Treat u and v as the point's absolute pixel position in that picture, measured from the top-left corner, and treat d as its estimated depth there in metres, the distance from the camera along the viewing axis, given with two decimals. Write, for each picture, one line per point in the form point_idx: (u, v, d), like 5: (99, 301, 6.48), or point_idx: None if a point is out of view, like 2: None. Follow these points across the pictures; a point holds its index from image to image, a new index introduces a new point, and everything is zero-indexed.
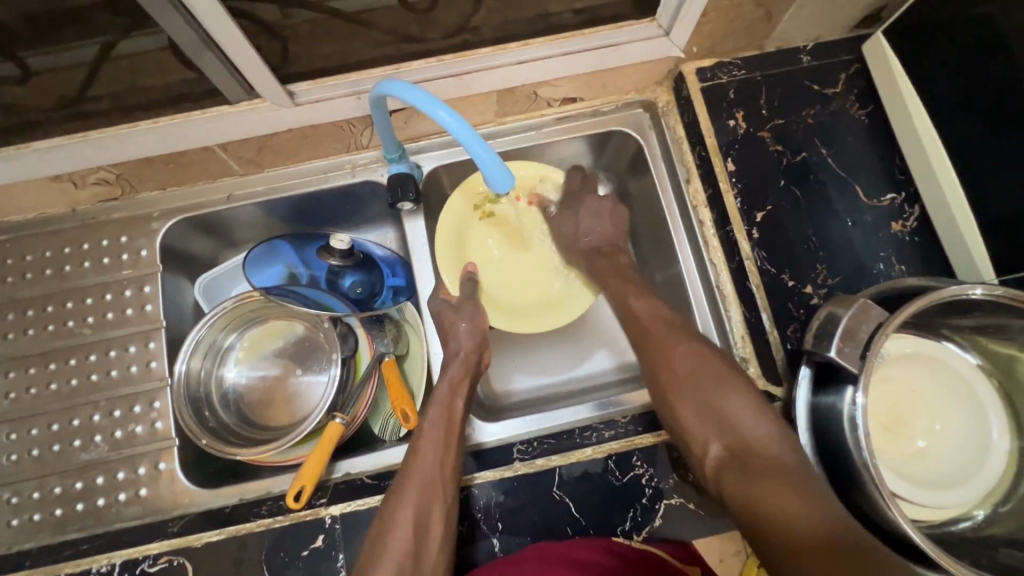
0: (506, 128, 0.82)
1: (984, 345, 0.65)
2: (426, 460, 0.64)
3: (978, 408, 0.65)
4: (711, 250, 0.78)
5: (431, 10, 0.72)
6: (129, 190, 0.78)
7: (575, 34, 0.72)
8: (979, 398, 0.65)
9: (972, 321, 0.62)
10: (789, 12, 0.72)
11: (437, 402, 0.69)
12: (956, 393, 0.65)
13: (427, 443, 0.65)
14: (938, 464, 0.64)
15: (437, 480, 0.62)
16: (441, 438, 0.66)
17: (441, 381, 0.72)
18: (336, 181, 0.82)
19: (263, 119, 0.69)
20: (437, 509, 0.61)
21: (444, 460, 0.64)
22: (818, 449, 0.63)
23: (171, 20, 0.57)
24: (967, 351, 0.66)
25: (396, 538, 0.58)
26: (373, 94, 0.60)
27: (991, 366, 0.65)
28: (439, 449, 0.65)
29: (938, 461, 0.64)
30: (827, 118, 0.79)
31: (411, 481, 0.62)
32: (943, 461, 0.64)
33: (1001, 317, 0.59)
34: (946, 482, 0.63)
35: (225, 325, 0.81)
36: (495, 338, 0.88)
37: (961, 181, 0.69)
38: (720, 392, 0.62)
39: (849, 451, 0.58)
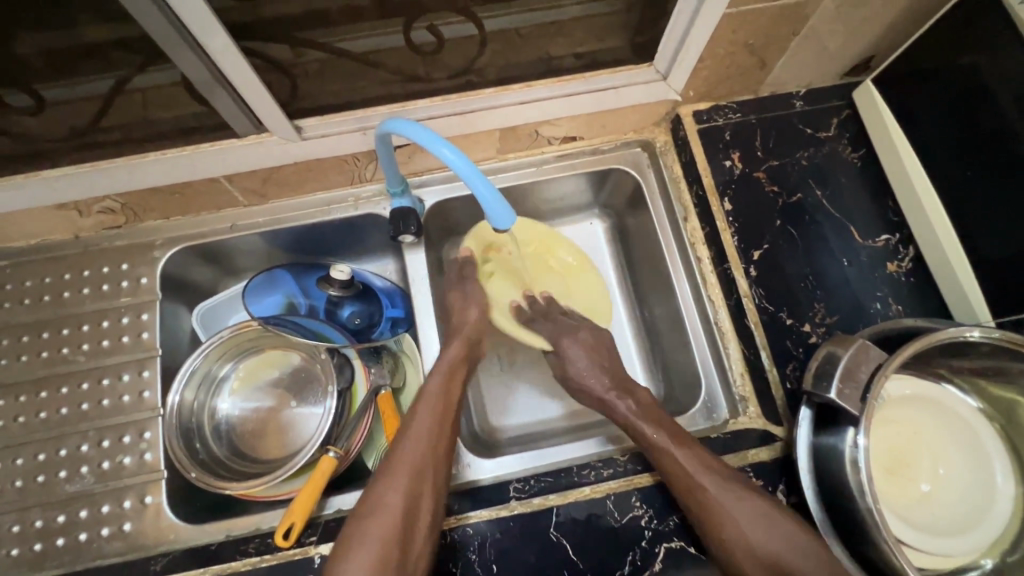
0: (507, 164, 0.84)
1: (984, 389, 0.65)
2: (415, 447, 0.64)
3: (983, 453, 0.64)
4: (709, 287, 0.79)
5: (437, 52, 0.73)
6: (133, 218, 0.79)
7: (576, 77, 0.74)
8: (982, 441, 0.64)
9: (971, 363, 0.62)
10: (781, 59, 0.75)
11: (434, 384, 0.70)
12: (959, 437, 0.64)
13: (416, 429, 0.66)
14: (944, 510, 0.62)
15: (425, 464, 0.63)
16: (430, 426, 0.66)
17: (438, 365, 0.73)
18: (339, 213, 0.83)
19: (270, 152, 0.71)
20: (426, 494, 0.61)
21: (433, 445, 0.65)
22: (820, 492, 0.62)
23: (187, 57, 0.59)
24: (967, 394, 0.66)
25: (383, 521, 0.59)
26: (378, 131, 0.63)
27: (991, 409, 0.65)
28: (427, 434, 0.65)
29: (944, 508, 0.62)
30: (821, 160, 0.81)
31: (401, 466, 0.63)
32: (949, 506, 0.62)
33: (1001, 360, 0.59)
34: (953, 530, 0.61)
35: (221, 355, 0.80)
36: (485, 387, 0.86)
37: (953, 223, 0.70)
38: (730, 503, 0.60)
39: (853, 496, 0.57)
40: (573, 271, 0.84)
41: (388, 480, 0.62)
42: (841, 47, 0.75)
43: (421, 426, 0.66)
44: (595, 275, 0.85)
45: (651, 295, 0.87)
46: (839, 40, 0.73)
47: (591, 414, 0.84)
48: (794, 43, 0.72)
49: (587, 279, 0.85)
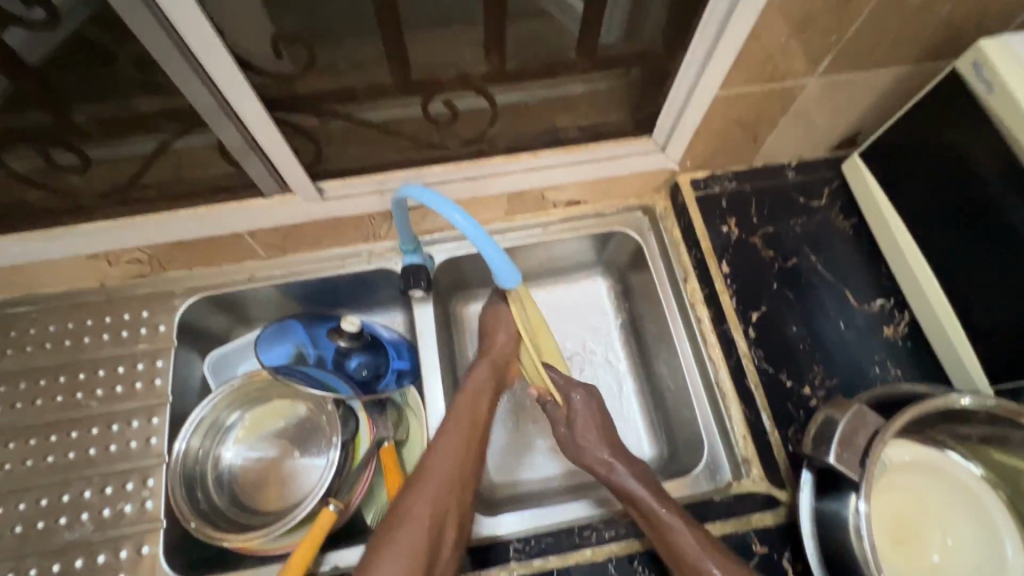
0: (515, 225, 0.89)
1: (986, 457, 0.65)
2: (445, 462, 0.64)
3: (990, 524, 0.63)
4: (709, 347, 0.80)
5: (452, 123, 0.80)
6: (158, 268, 0.83)
7: (580, 148, 0.80)
8: (987, 512, 0.63)
9: (973, 430, 0.62)
10: (772, 134, 0.80)
11: (465, 398, 0.70)
12: (964, 507, 0.64)
13: (444, 446, 0.66)
14: None
15: (454, 481, 0.63)
16: (458, 443, 0.66)
17: (469, 379, 0.72)
18: (352, 267, 0.87)
19: (293, 210, 0.76)
20: (452, 511, 0.62)
21: (461, 461, 0.65)
22: (825, 560, 0.60)
23: (224, 127, 0.64)
24: (969, 461, 0.66)
25: (412, 535, 0.59)
26: (395, 197, 0.69)
27: (995, 478, 0.65)
28: (458, 450, 0.66)
29: None
30: (814, 227, 0.84)
31: (430, 481, 0.63)
32: None
33: (1000, 428, 0.60)
34: None
35: (229, 403, 0.81)
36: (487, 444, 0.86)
37: (944, 291, 0.72)
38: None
39: (860, 566, 0.56)
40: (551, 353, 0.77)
41: (418, 494, 0.62)
42: (827, 125, 0.80)
43: (452, 442, 0.66)
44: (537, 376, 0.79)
45: (654, 354, 0.89)
46: (826, 118, 0.79)
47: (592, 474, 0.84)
48: (784, 120, 0.77)
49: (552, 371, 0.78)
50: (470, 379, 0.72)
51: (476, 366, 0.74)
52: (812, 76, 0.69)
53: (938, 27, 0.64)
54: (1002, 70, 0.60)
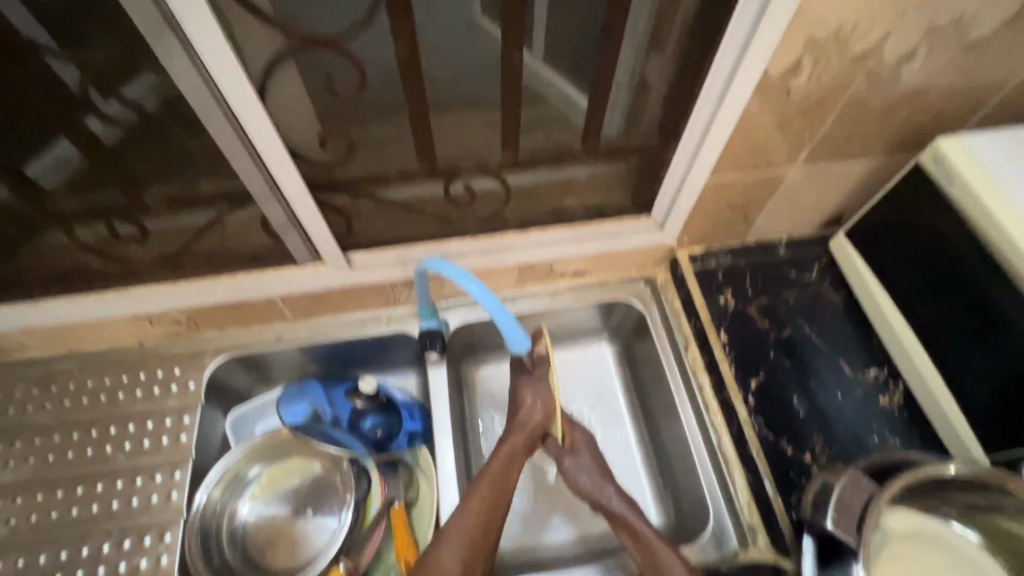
0: (525, 293, 0.95)
1: (987, 525, 0.64)
2: (473, 521, 0.66)
3: None
4: (711, 414, 0.82)
5: (470, 203, 0.89)
6: (194, 329, 0.89)
7: (585, 225, 0.88)
8: None
9: (972, 500, 0.64)
10: (761, 214, 0.87)
11: (499, 458, 0.71)
12: None
13: (473, 512, 0.66)
14: None
15: (479, 541, 0.65)
16: (486, 512, 0.67)
17: (506, 439, 0.73)
18: (372, 330, 0.92)
19: (324, 278, 0.83)
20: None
21: (493, 524, 0.67)
22: None
23: (271, 206, 0.72)
24: (970, 530, 0.66)
25: None
26: (419, 269, 0.78)
27: (998, 547, 0.64)
28: (488, 511, 0.67)
29: None
30: (807, 299, 0.90)
31: (458, 539, 0.64)
32: None
33: (997, 496, 0.61)
34: None
35: (249, 458, 0.84)
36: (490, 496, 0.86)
37: (934, 362, 0.76)
38: None
39: None
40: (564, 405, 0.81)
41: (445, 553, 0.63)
42: (812, 206, 0.88)
43: (482, 503, 0.67)
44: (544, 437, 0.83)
45: (659, 419, 0.91)
46: (809, 200, 0.86)
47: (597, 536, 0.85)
48: (770, 202, 0.85)
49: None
50: (503, 445, 0.72)
51: (512, 431, 0.73)
52: (793, 166, 0.77)
53: (900, 126, 0.73)
54: (960, 167, 0.67)
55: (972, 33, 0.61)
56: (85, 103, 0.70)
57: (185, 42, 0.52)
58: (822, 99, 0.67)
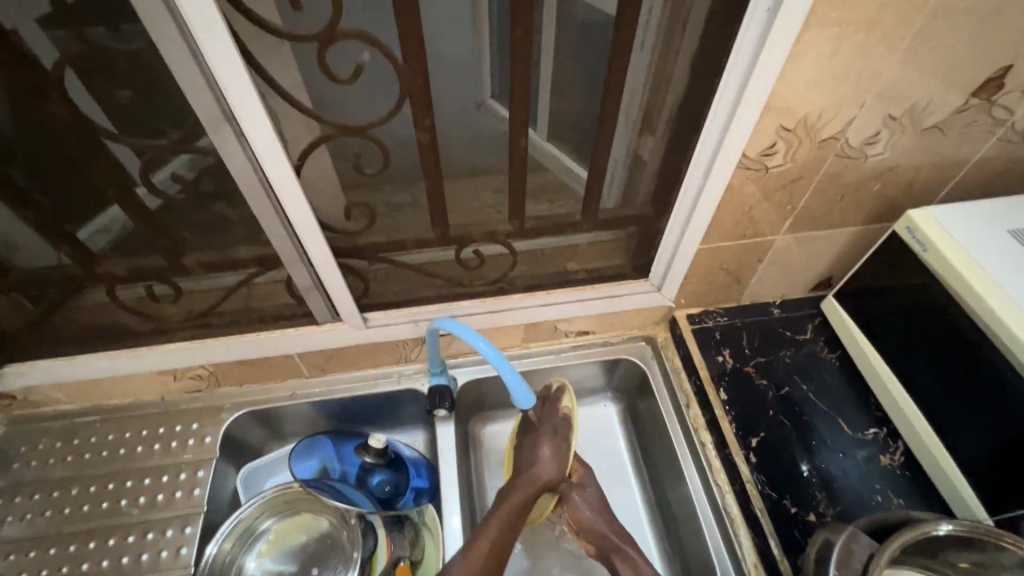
0: (530, 351, 0.99)
1: None
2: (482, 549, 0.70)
3: None
4: (714, 471, 0.84)
5: (479, 267, 0.95)
6: (214, 384, 0.93)
7: (587, 287, 0.93)
8: None
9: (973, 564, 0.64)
10: (754, 277, 0.93)
11: (518, 492, 0.73)
12: None
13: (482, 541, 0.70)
14: None
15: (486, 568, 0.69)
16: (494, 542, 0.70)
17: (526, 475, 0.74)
18: (384, 386, 0.96)
19: (340, 336, 0.88)
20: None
21: (500, 554, 0.71)
22: None
23: (298, 270, 0.78)
24: None
25: None
26: (431, 326, 0.81)
27: None
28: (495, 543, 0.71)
29: None
30: (803, 359, 0.93)
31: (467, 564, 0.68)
32: None
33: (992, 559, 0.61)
34: None
35: (261, 511, 0.86)
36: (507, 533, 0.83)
37: (929, 421, 0.78)
38: None
39: None
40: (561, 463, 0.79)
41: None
42: (801, 270, 0.93)
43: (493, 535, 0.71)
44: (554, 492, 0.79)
45: (664, 477, 0.92)
46: (798, 265, 0.92)
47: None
48: (761, 266, 0.91)
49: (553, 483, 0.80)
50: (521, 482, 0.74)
51: (521, 482, 0.74)
52: (778, 234, 0.84)
53: (875, 198, 0.80)
54: (931, 235, 0.73)
55: (928, 120, 0.68)
56: (125, 179, 0.73)
57: (239, 134, 0.60)
58: (799, 176, 0.74)
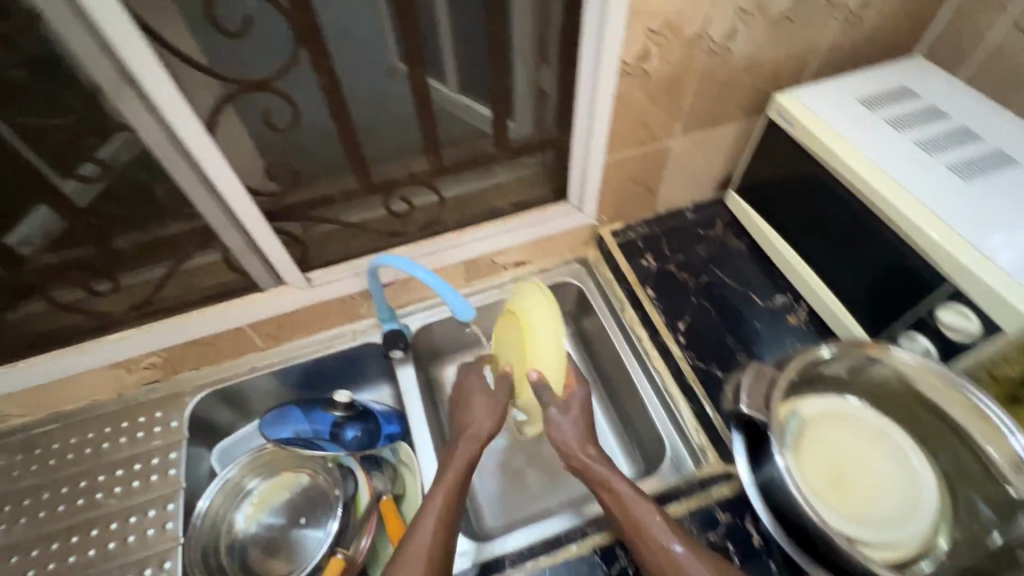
0: (474, 290, 1.05)
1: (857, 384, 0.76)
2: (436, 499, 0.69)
3: (895, 441, 0.73)
4: (652, 359, 0.93)
5: (408, 213, 1.00)
6: (170, 371, 0.95)
7: (512, 219, 1.00)
8: (886, 432, 0.73)
9: (843, 369, 0.75)
10: (661, 185, 1.02)
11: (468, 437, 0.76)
12: (872, 437, 0.73)
13: (423, 538, 0.65)
14: (885, 501, 0.68)
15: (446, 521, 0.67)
16: (440, 536, 0.66)
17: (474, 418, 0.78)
18: (341, 345, 1.00)
19: (287, 299, 0.92)
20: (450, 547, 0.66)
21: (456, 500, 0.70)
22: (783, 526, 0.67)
23: (232, 236, 0.82)
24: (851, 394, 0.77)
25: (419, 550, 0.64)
26: (370, 266, 0.88)
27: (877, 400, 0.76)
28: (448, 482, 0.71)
29: (883, 497, 0.68)
30: (715, 250, 1.03)
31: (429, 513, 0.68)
32: (891, 496, 0.68)
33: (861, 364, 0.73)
34: (898, 517, 0.67)
35: (247, 471, 0.91)
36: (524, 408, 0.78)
37: (822, 277, 0.89)
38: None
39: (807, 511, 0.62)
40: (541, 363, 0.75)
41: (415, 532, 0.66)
42: (702, 172, 1.02)
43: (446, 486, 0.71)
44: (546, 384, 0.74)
45: (613, 379, 1.01)
46: (699, 167, 1.01)
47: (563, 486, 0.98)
48: (666, 173, 0.99)
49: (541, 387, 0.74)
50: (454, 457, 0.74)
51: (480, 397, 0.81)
52: (674, 137, 0.92)
53: (748, 90, 0.89)
54: (795, 113, 0.83)
55: (774, 9, 0.77)
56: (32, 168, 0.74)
57: (141, 97, 0.62)
58: (676, 76, 0.82)
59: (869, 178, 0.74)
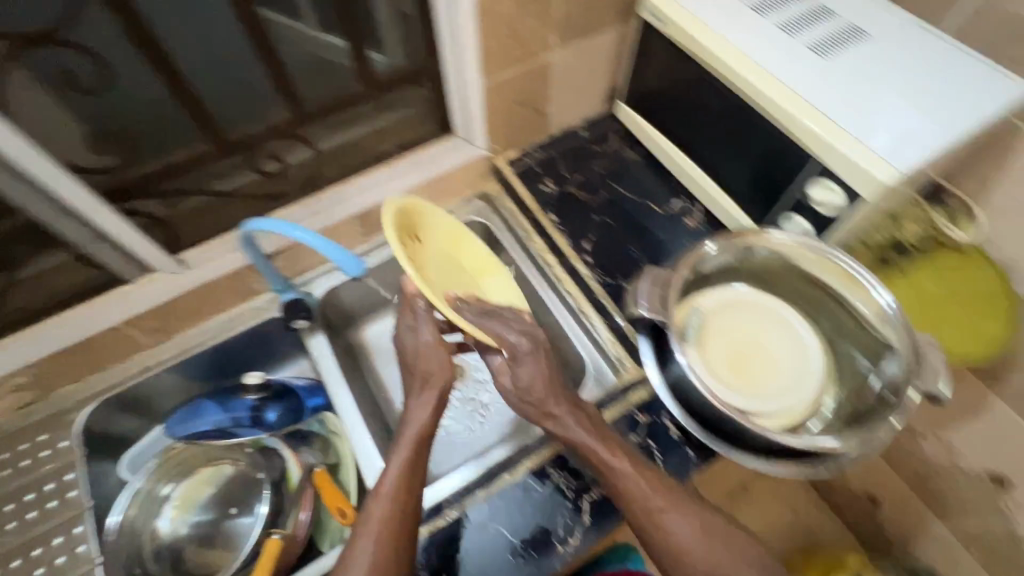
0: (375, 243, 0.96)
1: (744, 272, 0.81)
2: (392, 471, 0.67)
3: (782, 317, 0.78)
4: (562, 283, 0.92)
5: (281, 171, 0.93)
6: (44, 390, 0.85)
7: (400, 159, 0.95)
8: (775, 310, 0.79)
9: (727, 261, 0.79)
10: (549, 105, 0.98)
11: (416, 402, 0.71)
12: (764, 316, 0.78)
13: (374, 525, 0.63)
14: (781, 370, 0.74)
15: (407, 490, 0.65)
16: (391, 522, 0.63)
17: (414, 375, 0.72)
18: (242, 325, 0.91)
19: (164, 286, 0.84)
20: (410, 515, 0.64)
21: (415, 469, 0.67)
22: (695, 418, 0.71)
23: (68, 226, 0.72)
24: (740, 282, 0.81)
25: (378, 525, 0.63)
26: (242, 234, 0.79)
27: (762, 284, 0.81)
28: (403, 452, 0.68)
29: (779, 367, 0.74)
30: (611, 165, 1.02)
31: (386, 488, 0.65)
32: (786, 365, 0.75)
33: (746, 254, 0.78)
34: (794, 382, 0.73)
35: (160, 475, 0.85)
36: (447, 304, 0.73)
37: (710, 175, 0.91)
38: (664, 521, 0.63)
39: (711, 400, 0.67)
40: (481, 269, 0.82)
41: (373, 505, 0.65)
42: (588, 85, 0.99)
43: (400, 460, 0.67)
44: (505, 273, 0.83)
45: None
46: (584, 81, 0.98)
47: (495, 420, 0.97)
48: (551, 91, 0.95)
49: (493, 283, 0.81)
50: (407, 424, 0.70)
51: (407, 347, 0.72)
52: (552, 50, 0.87)
53: None
54: (663, 9, 0.81)
55: None
56: None
57: None
58: None
59: (735, 67, 0.74)
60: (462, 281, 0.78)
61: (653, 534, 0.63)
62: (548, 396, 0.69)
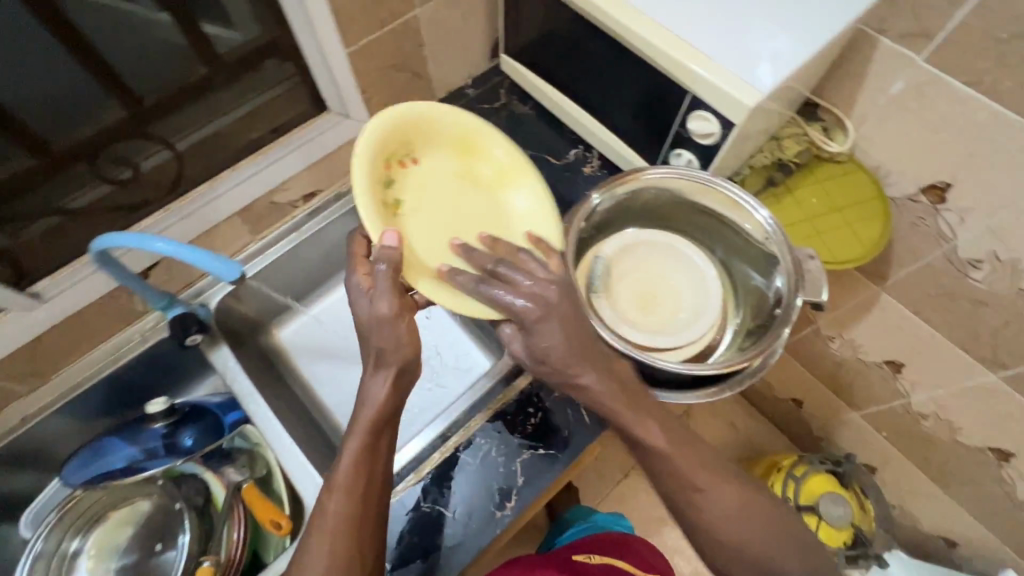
0: (265, 241, 0.91)
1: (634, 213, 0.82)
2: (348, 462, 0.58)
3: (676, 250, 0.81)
4: None
5: (139, 177, 0.83)
6: None
7: (274, 146, 0.87)
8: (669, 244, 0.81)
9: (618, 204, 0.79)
10: (428, 67, 0.93)
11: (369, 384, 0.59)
12: (660, 252, 0.80)
13: (330, 521, 0.56)
14: (683, 300, 0.77)
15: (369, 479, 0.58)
16: (351, 519, 0.56)
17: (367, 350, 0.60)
18: (129, 354, 0.84)
19: (20, 327, 0.75)
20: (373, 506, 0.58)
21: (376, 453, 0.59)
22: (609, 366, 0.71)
23: None
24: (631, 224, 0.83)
25: (336, 524, 0.56)
26: (95, 253, 0.69)
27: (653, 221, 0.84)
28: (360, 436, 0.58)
29: (681, 298, 0.77)
30: (504, 123, 0.99)
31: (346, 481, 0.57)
32: (687, 294, 0.78)
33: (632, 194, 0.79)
34: (696, 309, 0.77)
35: (66, 530, 0.80)
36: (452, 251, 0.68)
37: (597, 120, 0.90)
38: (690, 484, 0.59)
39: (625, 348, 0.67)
40: (505, 176, 0.76)
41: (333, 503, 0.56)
42: (466, 41, 0.94)
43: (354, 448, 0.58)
44: (529, 174, 0.75)
45: None
46: (460, 36, 0.93)
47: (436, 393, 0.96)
48: (427, 51, 0.90)
49: (515, 192, 0.76)
50: (362, 407, 0.59)
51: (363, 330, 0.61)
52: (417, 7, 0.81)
53: None
54: None
55: None
56: None
57: None
58: None
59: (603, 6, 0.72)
60: (476, 198, 0.75)
61: (683, 506, 0.60)
62: (569, 362, 0.58)
